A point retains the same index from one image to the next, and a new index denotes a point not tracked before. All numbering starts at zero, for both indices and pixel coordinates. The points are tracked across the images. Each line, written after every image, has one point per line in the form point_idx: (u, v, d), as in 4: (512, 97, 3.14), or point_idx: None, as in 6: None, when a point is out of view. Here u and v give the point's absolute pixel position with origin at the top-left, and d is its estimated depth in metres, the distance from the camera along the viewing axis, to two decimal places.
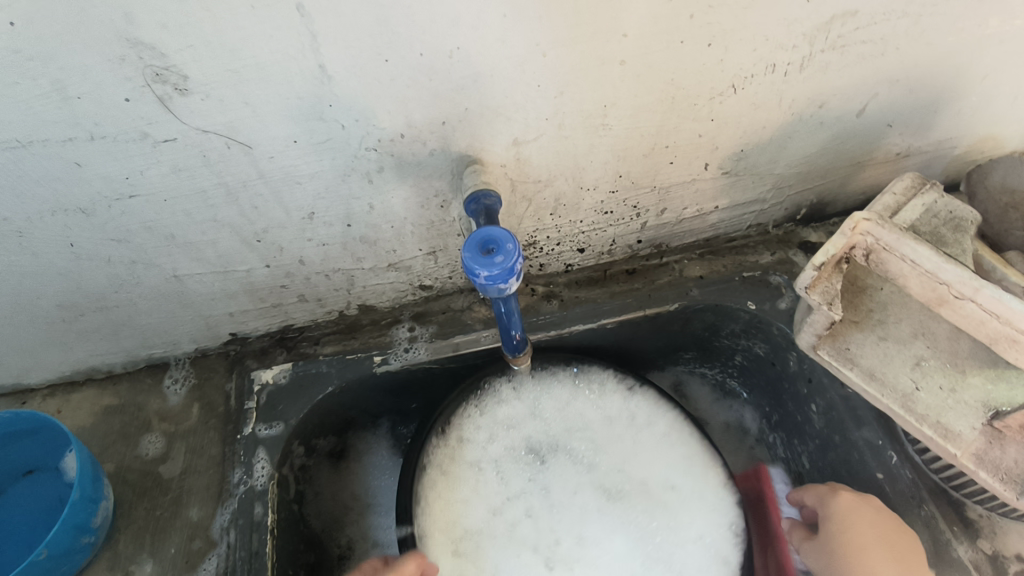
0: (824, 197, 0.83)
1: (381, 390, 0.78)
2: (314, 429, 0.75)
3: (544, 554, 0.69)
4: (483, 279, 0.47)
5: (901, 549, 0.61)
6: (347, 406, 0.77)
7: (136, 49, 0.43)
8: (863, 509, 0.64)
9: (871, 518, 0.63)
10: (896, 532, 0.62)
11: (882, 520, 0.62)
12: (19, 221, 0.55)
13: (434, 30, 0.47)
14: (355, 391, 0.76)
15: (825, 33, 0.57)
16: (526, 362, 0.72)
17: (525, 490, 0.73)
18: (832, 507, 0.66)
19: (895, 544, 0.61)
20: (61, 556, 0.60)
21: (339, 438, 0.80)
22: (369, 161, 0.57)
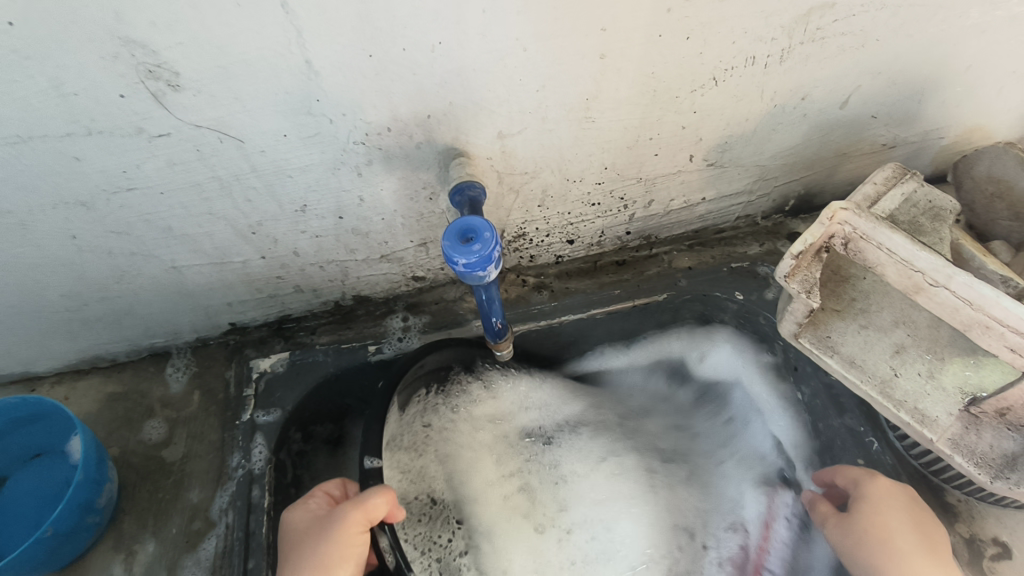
0: (811, 188, 0.84)
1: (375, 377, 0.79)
2: (310, 415, 0.76)
3: (535, 520, 0.76)
4: (463, 267, 0.49)
5: (930, 536, 0.61)
6: (342, 392, 0.78)
7: (129, 47, 0.45)
8: (897, 494, 0.64)
9: (904, 504, 0.63)
10: (923, 521, 0.62)
11: (912, 509, 0.63)
12: (22, 214, 0.57)
13: (415, 26, 0.49)
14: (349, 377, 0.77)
15: (803, 26, 0.58)
16: (509, 348, 0.73)
17: (523, 468, 0.79)
18: (866, 489, 0.65)
19: (925, 531, 0.61)
20: (67, 534, 0.63)
21: (337, 424, 0.79)
22: (358, 155, 0.59)
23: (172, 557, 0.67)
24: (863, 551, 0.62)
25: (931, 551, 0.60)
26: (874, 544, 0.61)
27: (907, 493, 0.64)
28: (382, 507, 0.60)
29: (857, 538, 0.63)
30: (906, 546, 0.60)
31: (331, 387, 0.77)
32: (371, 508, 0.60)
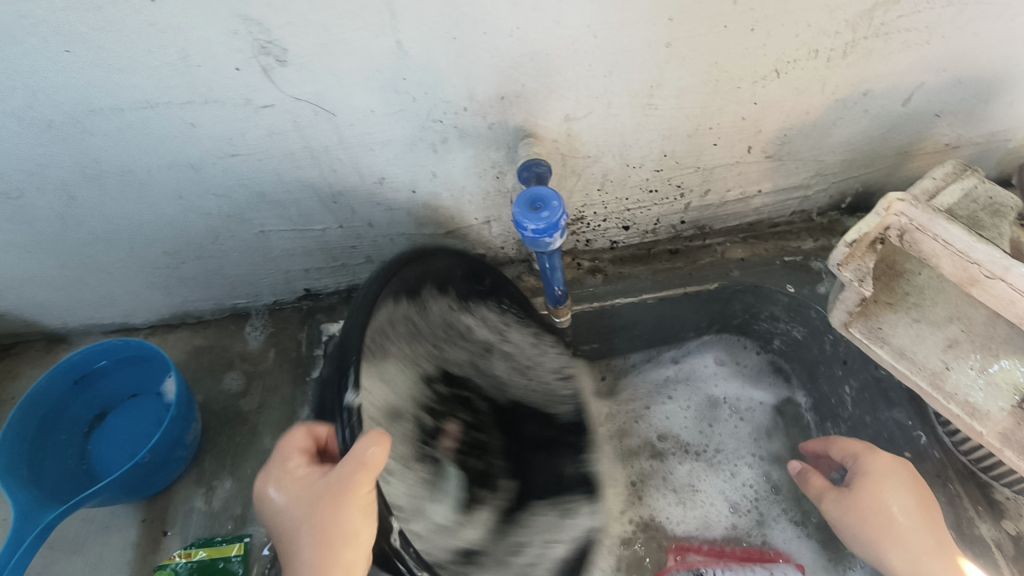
0: (870, 186, 0.84)
1: (459, 350, 0.75)
2: (398, 416, 0.64)
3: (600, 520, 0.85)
4: (530, 232, 0.53)
5: (928, 512, 0.65)
6: (393, 390, 0.64)
7: (248, 25, 0.51)
8: (895, 469, 0.67)
9: (902, 479, 0.67)
10: (923, 496, 0.66)
11: (911, 485, 0.66)
12: (140, 173, 0.64)
13: (497, 12, 0.53)
14: (404, 377, 0.67)
15: (868, 21, 0.60)
16: (567, 315, 0.79)
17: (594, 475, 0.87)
18: (867, 464, 0.69)
19: (923, 508, 0.65)
20: (157, 465, 0.70)
21: (411, 404, 0.67)
22: (436, 132, 0.65)
23: (247, 494, 0.74)
24: (863, 525, 0.67)
25: (929, 527, 0.65)
26: (873, 521, 0.66)
27: (904, 468, 0.68)
28: (383, 458, 0.49)
29: (859, 515, 0.67)
30: (905, 525, 0.65)
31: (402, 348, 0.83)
32: (373, 463, 0.49)
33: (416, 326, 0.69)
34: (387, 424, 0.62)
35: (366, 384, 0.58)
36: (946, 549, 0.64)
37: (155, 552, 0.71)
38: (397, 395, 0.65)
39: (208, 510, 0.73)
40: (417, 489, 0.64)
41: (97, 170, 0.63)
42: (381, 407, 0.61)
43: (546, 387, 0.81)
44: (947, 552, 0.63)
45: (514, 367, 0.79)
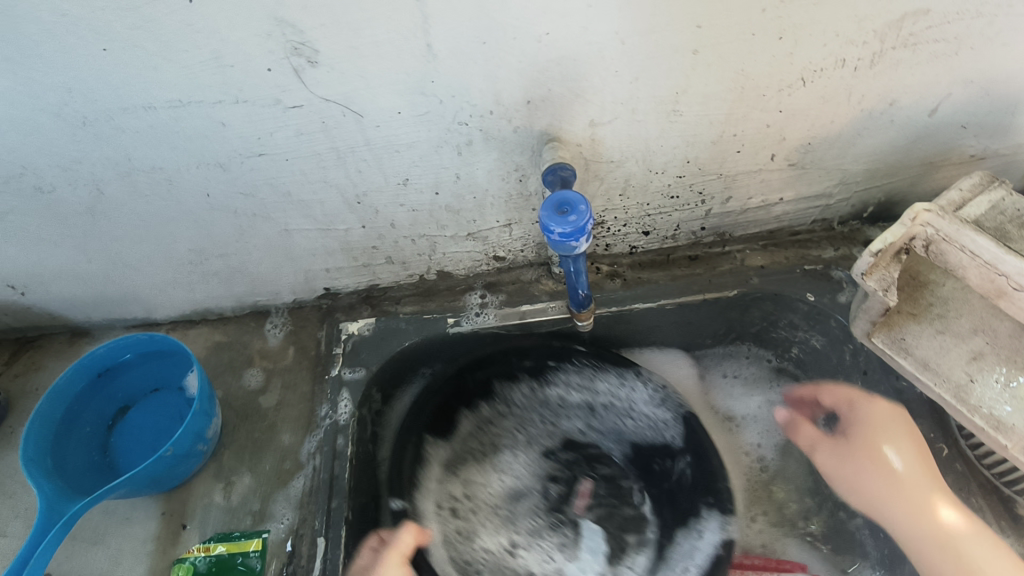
0: (893, 196, 0.84)
1: (570, 421, 0.88)
2: (522, 495, 0.85)
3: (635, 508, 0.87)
4: (556, 236, 0.54)
5: (925, 452, 0.73)
6: (516, 472, 0.86)
7: (281, 27, 0.52)
8: (893, 420, 0.75)
9: (899, 427, 0.75)
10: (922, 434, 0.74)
11: (909, 431, 0.74)
12: (170, 170, 0.65)
13: (527, 18, 0.54)
14: (527, 461, 0.87)
15: (896, 31, 0.60)
16: (590, 319, 0.78)
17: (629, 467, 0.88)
18: (865, 413, 0.78)
19: (919, 450, 0.74)
20: (179, 458, 0.71)
21: (536, 480, 0.86)
22: (461, 134, 0.65)
23: (265, 490, 0.74)
24: (860, 466, 0.79)
25: (926, 468, 0.73)
26: (870, 466, 0.78)
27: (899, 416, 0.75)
28: (412, 542, 0.73)
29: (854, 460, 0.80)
30: (903, 474, 0.74)
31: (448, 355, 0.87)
32: (404, 544, 0.73)
33: (516, 416, 0.88)
34: (513, 504, 0.84)
35: (472, 479, 0.84)
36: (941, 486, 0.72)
37: (175, 546, 0.72)
38: (520, 479, 0.86)
39: (226, 505, 0.74)
40: (557, 546, 0.82)
41: (127, 167, 0.64)
42: (504, 489, 0.85)
43: (655, 415, 0.85)
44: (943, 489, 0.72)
45: (622, 414, 0.86)
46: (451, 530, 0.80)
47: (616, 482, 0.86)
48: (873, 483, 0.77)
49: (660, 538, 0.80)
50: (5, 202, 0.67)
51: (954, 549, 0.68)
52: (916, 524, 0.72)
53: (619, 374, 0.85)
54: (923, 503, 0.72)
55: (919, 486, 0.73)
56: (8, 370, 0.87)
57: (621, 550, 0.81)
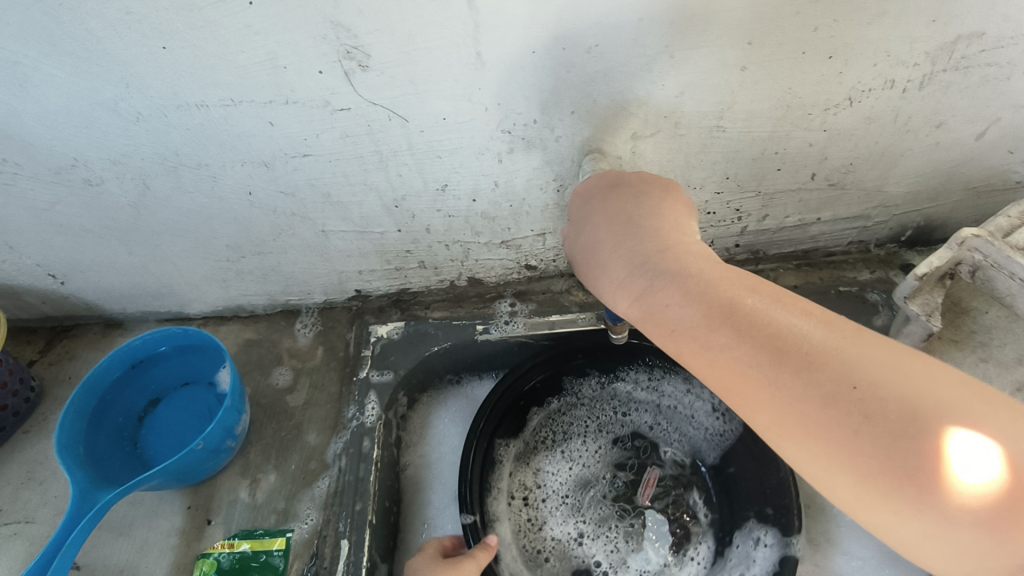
0: (932, 221, 0.83)
1: (637, 414, 0.86)
2: (589, 483, 0.83)
3: None
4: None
5: (645, 227, 0.51)
6: (584, 460, 0.84)
7: (337, 30, 0.52)
8: (663, 203, 0.54)
9: (624, 206, 0.54)
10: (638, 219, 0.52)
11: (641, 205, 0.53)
12: (215, 167, 0.66)
13: (580, 29, 0.54)
14: (595, 451, 0.85)
15: (948, 54, 0.59)
16: (625, 332, 0.75)
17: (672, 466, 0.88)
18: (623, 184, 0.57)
19: (646, 223, 0.51)
20: (209, 453, 0.71)
21: (604, 468, 0.84)
22: (503, 142, 0.65)
23: (291, 489, 0.75)
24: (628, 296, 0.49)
25: (655, 216, 0.52)
26: (625, 280, 0.49)
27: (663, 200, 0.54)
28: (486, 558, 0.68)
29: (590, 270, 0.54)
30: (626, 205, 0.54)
31: (472, 363, 0.87)
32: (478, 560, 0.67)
33: (586, 408, 0.87)
34: (580, 493, 0.82)
35: (542, 468, 0.83)
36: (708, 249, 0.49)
37: (199, 540, 0.72)
38: (588, 468, 0.84)
39: (252, 502, 0.74)
40: (624, 537, 0.79)
41: (175, 163, 0.65)
42: (571, 477, 0.83)
43: (718, 424, 0.81)
44: (662, 265, 0.47)
45: (684, 418, 0.85)
46: (523, 520, 0.80)
47: (684, 477, 0.82)
48: (666, 317, 0.46)
49: (720, 534, 0.77)
50: (54, 192, 0.68)
51: (722, 333, 0.42)
52: (721, 339, 0.42)
53: (686, 381, 0.83)
54: (755, 360, 0.41)
55: (699, 283, 0.45)
56: (43, 357, 0.89)
57: (686, 542, 0.78)
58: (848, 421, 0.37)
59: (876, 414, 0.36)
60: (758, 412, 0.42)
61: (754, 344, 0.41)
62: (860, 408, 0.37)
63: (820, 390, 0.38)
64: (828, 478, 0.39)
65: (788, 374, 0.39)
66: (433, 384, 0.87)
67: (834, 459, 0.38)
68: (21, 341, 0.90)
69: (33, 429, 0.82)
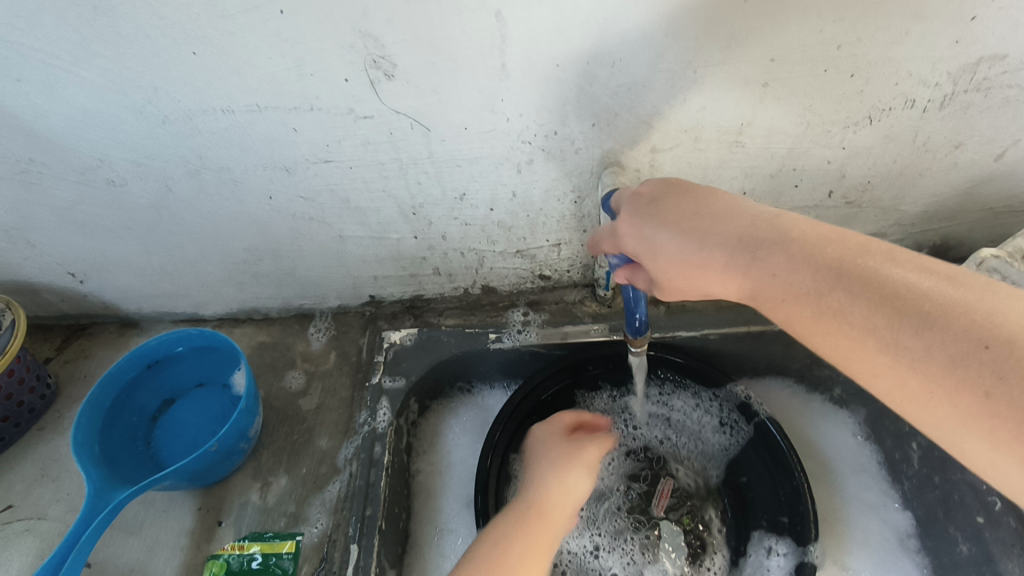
0: (948, 240, 0.82)
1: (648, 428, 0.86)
2: (603, 495, 0.82)
3: None
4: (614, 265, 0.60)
5: (717, 215, 0.49)
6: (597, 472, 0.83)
7: (365, 40, 0.53)
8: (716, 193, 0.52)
9: (684, 203, 0.51)
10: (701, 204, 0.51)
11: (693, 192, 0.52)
12: (237, 171, 0.67)
13: (604, 43, 0.55)
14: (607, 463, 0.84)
15: (970, 74, 0.59)
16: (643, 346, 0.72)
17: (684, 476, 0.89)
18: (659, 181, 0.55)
19: (715, 211, 0.50)
20: (223, 455, 0.71)
21: (617, 480, 0.83)
22: (523, 153, 0.66)
23: (301, 493, 0.75)
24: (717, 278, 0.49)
25: (713, 202, 0.51)
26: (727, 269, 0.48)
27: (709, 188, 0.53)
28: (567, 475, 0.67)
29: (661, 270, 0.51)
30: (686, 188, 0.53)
31: (484, 372, 0.87)
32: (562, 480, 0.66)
33: None
34: (595, 505, 0.81)
35: None
36: (776, 211, 0.50)
37: (209, 542, 0.72)
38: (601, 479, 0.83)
39: (263, 505, 0.74)
40: (639, 549, 0.78)
41: (199, 166, 0.66)
42: None
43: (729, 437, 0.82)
44: (761, 243, 0.47)
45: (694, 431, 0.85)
46: None
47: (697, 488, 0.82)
48: (774, 288, 0.46)
49: (735, 547, 0.77)
50: (78, 192, 0.69)
51: (836, 296, 0.43)
52: (843, 305, 0.42)
53: (695, 394, 0.83)
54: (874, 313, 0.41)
55: (803, 247, 0.45)
56: (59, 355, 0.89)
57: (702, 556, 0.77)
58: (977, 387, 0.36)
59: (1011, 373, 0.35)
60: (874, 372, 0.42)
61: (870, 307, 0.41)
62: (994, 369, 0.36)
63: (946, 351, 0.38)
64: (956, 438, 0.39)
65: (908, 336, 0.39)
66: (444, 392, 0.87)
67: (956, 415, 0.38)
68: (38, 338, 0.91)
69: (48, 426, 0.82)
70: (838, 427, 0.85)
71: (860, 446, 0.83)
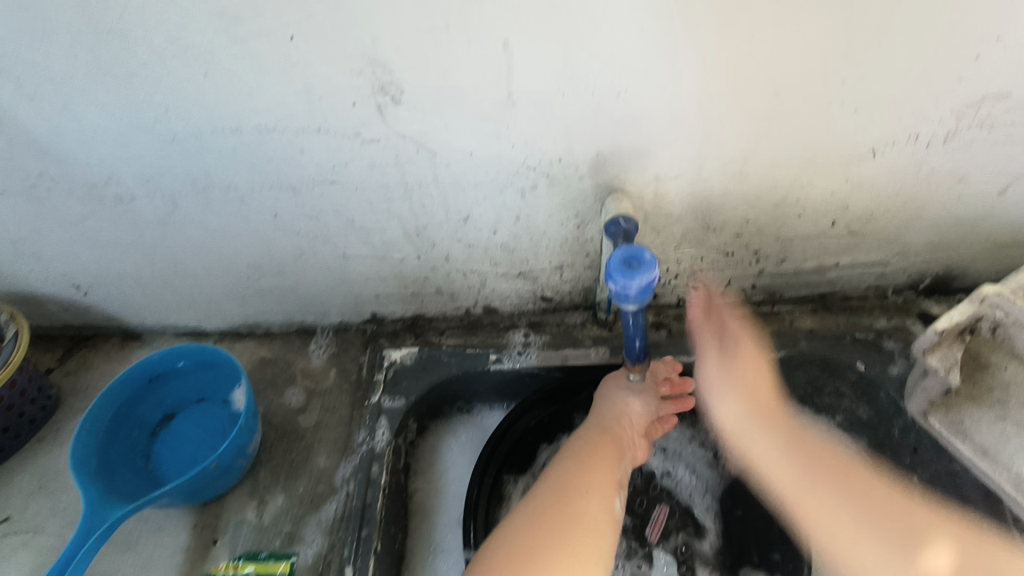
0: (951, 270, 0.82)
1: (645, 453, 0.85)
2: None
3: None
4: (635, 292, 0.55)
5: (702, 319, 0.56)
6: None
7: (373, 66, 0.54)
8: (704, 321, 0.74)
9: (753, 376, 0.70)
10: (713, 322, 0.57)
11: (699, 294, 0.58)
12: (244, 190, 0.67)
13: (610, 73, 0.55)
14: None
15: (974, 110, 0.60)
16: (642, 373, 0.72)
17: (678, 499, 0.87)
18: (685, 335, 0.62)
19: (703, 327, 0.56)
20: (220, 473, 0.71)
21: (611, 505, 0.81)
22: (528, 178, 0.66)
23: (297, 513, 0.74)
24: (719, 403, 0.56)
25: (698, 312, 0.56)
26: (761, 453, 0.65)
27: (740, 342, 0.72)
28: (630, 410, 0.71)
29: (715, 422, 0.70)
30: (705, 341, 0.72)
31: (484, 393, 0.86)
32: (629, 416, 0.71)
33: None
34: None
35: None
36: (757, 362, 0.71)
37: (204, 560, 0.72)
38: None
39: (258, 524, 0.74)
40: None
41: (206, 184, 0.66)
42: None
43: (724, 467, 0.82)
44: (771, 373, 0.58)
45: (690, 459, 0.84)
46: None
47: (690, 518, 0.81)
48: (750, 399, 0.68)
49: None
50: (86, 207, 0.69)
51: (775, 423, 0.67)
52: (830, 494, 0.61)
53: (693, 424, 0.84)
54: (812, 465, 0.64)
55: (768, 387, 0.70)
56: (60, 366, 0.89)
57: None
58: (891, 535, 0.57)
59: (901, 521, 0.58)
60: (821, 514, 0.61)
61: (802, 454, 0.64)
62: (900, 518, 0.58)
63: (855, 495, 0.61)
64: (848, 542, 0.58)
65: (834, 494, 0.61)
66: (444, 412, 0.87)
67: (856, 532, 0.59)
68: (40, 349, 0.91)
69: (46, 438, 0.82)
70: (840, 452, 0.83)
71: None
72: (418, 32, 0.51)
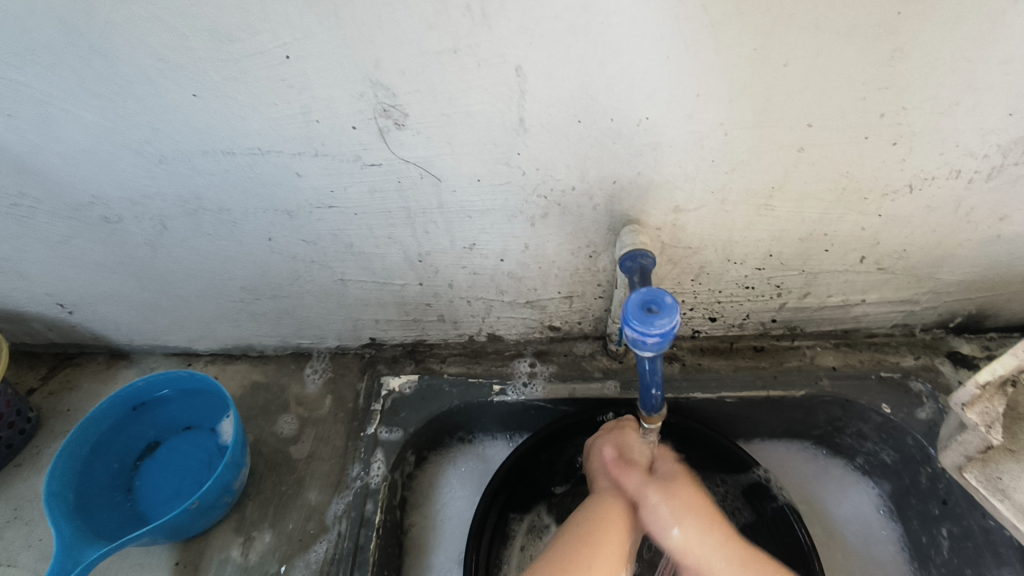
0: (984, 308, 0.78)
1: None
2: None
3: None
4: (655, 339, 0.51)
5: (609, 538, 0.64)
6: None
7: (375, 88, 0.50)
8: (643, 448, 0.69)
9: (693, 497, 0.65)
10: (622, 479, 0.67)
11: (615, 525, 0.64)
12: (237, 213, 0.63)
13: (629, 101, 0.51)
14: None
15: (1022, 147, 0.55)
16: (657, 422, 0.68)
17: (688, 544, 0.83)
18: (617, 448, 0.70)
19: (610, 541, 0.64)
20: (203, 510, 0.67)
21: None
22: (537, 207, 0.62)
23: (285, 552, 0.70)
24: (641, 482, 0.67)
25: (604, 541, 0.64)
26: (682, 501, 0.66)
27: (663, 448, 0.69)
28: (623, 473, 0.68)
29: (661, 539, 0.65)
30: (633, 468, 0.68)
31: (486, 424, 0.82)
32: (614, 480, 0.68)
33: None
34: None
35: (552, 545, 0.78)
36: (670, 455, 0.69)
37: None
38: None
39: (244, 563, 0.70)
40: None
41: (196, 206, 0.63)
42: None
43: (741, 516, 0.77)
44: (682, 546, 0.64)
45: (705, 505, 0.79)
46: None
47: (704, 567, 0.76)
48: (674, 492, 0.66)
49: None
50: (70, 226, 0.66)
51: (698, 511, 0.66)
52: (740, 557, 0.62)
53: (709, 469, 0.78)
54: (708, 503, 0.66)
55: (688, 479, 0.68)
56: (43, 386, 0.86)
57: None
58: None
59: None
60: None
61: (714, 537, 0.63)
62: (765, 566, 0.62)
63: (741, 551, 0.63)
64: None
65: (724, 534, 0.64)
66: (444, 443, 0.82)
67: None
68: (23, 366, 0.87)
69: (25, 463, 0.79)
70: (864, 504, 0.79)
71: (882, 524, 0.77)
72: (424, 53, 0.47)
